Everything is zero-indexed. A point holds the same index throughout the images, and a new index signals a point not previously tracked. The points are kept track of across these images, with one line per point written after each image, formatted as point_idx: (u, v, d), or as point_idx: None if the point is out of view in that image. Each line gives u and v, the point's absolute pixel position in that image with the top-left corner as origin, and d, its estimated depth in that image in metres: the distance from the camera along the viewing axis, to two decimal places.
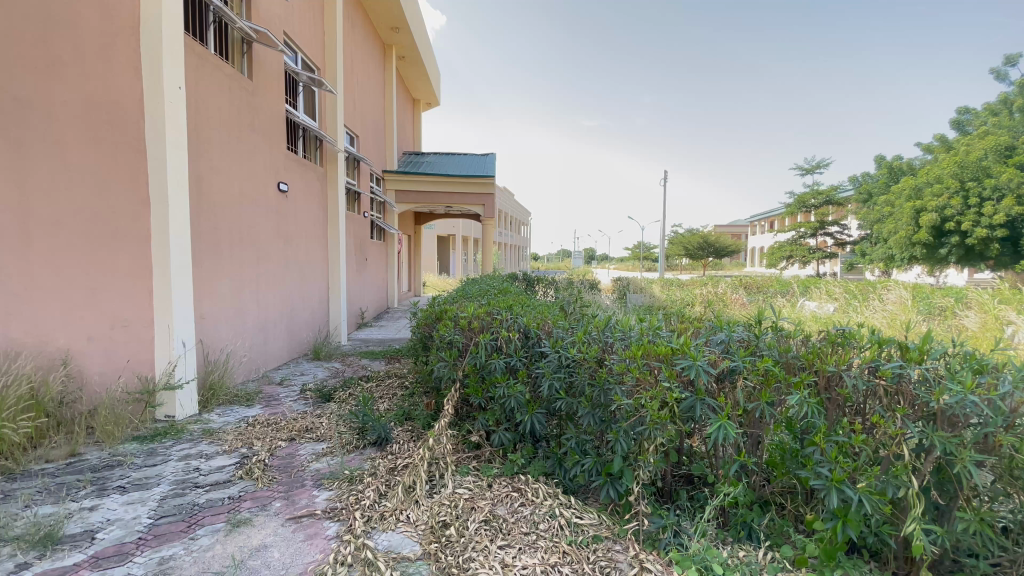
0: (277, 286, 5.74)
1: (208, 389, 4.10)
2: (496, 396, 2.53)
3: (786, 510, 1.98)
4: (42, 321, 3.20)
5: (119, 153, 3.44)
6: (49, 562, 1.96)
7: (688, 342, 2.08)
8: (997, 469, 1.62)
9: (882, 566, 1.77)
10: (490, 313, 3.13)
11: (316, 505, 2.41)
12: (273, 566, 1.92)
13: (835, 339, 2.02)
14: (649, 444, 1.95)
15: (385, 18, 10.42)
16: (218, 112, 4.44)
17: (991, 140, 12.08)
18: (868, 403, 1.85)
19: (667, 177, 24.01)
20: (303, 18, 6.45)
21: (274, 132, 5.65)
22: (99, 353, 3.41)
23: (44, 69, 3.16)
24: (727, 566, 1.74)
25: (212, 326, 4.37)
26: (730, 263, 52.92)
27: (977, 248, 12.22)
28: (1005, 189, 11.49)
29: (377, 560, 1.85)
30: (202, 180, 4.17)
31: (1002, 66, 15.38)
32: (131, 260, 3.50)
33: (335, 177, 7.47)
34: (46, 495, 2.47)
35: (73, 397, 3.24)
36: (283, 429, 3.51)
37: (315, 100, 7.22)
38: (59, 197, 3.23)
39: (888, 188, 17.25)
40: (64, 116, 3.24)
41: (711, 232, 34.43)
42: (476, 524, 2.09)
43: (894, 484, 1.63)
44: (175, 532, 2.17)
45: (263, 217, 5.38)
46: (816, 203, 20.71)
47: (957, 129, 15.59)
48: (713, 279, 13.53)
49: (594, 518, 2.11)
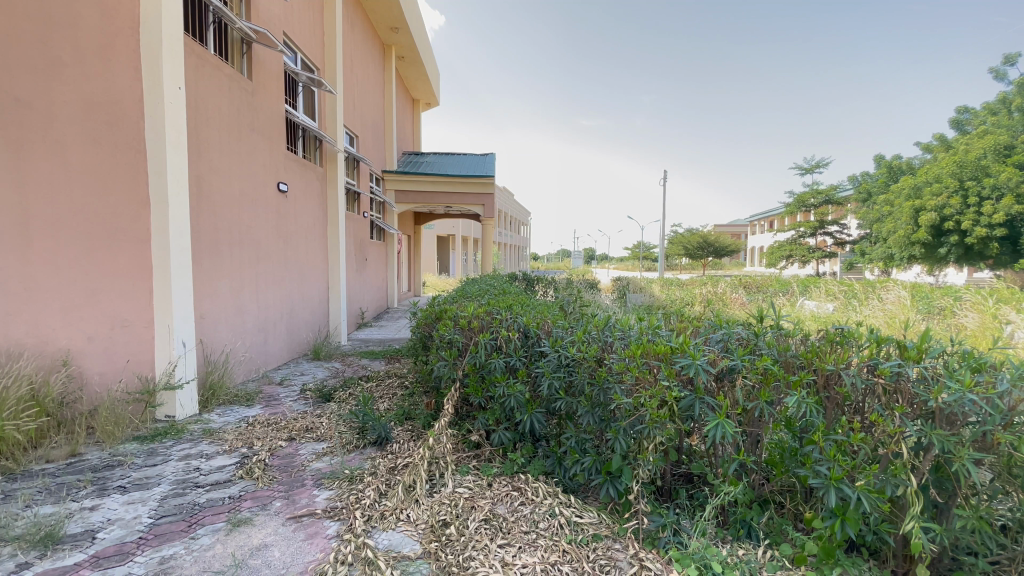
0: (277, 286, 5.74)
1: (208, 388, 4.10)
2: (496, 395, 2.53)
3: (786, 509, 1.99)
4: (42, 321, 3.21)
5: (120, 153, 3.45)
6: (50, 562, 1.96)
7: (687, 341, 2.09)
8: (995, 467, 1.63)
9: (881, 565, 1.77)
10: (490, 312, 3.14)
11: (316, 505, 2.41)
12: (274, 566, 1.92)
13: (835, 338, 2.03)
14: (649, 443, 1.95)
15: (385, 18, 10.43)
16: (218, 112, 4.44)
17: (990, 139, 12.08)
18: (867, 402, 1.86)
19: (667, 177, 23.09)
20: (302, 18, 6.45)
21: (274, 132, 5.65)
22: (99, 353, 3.42)
23: (44, 69, 3.16)
24: (727, 565, 1.73)
25: (212, 326, 4.38)
26: (731, 263, 52.79)
27: (976, 248, 12.22)
28: (1004, 188, 11.48)
29: (377, 560, 1.85)
30: (202, 180, 4.17)
31: (1001, 66, 15.37)
32: (131, 259, 3.50)
33: (334, 177, 7.47)
34: (47, 495, 2.48)
35: (73, 397, 3.26)
36: (283, 429, 3.51)
37: (314, 100, 7.23)
38: (59, 197, 3.24)
39: (888, 187, 17.25)
40: (65, 116, 3.25)
41: (710, 232, 34.42)
42: (476, 524, 2.09)
43: (892, 482, 1.63)
44: (175, 532, 2.18)
45: (263, 217, 5.38)
46: (816, 203, 20.73)
47: (956, 128, 15.58)
48: (714, 279, 13.51)
49: (594, 518, 2.12)
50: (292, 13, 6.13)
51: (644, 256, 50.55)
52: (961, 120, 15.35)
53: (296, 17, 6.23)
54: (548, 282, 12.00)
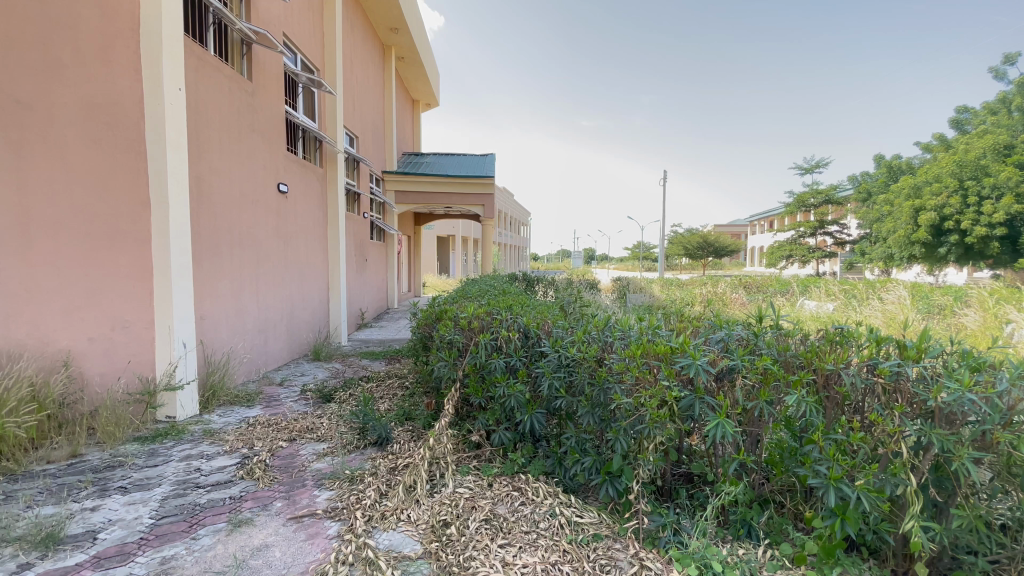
0: (277, 287, 5.73)
1: (208, 389, 4.10)
2: (496, 396, 2.54)
3: (785, 508, 1.99)
4: (43, 322, 3.24)
5: (120, 153, 3.43)
6: (52, 562, 1.96)
7: (687, 341, 2.09)
8: (995, 467, 1.63)
9: (881, 564, 1.77)
10: (490, 313, 3.14)
11: (316, 505, 2.42)
12: (274, 566, 1.92)
13: (834, 338, 2.04)
14: (649, 443, 1.95)
15: (384, 19, 10.44)
16: (218, 113, 4.44)
17: (989, 139, 12.07)
18: (867, 401, 1.87)
19: (666, 177, 23.98)
20: (303, 19, 6.46)
21: (275, 133, 5.66)
22: (100, 354, 3.43)
23: (44, 71, 3.20)
24: (727, 564, 1.74)
25: (212, 326, 4.38)
26: (731, 263, 52.82)
27: (977, 247, 12.22)
28: (1004, 187, 11.49)
29: (378, 559, 1.85)
30: (202, 181, 4.17)
31: (1001, 65, 15.38)
32: (132, 260, 3.48)
33: (334, 178, 7.48)
34: (48, 496, 2.48)
35: (74, 398, 3.27)
36: (284, 430, 3.52)
37: (314, 101, 7.24)
38: (60, 198, 3.26)
39: (888, 187, 17.24)
40: (65, 118, 3.27)
41: (710, 232, 34.41)
42: (476, 524, 2.09)
43: (892, 482, 1.64)
44: (176, 532, 2.18)
45: (264, 218, 5.39)
46: (816, 203, 20.72)
47: (956, 128, 15.59)
48: (714, 279, 13.50)
49: (594, 517, 2.13)
50: (292, 13, 6.14)
51: (644, 256, 50.56)
52: (961, 119, 15.35)
53: (296, 18, 6.24)
54: (548, 282, 12.02)
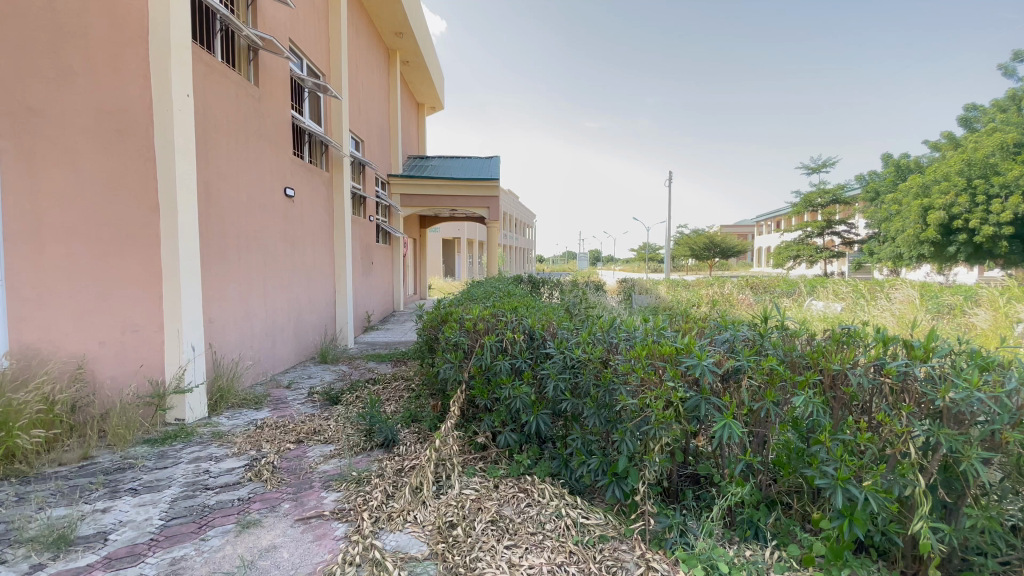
0: (284, 289, 5.76)
1: (217, 392, 4.15)
2: (501, 397, 2.58)
3: (792, 510, 1.97)
4: (55, 325, 3.28)
5: (130, 161, 3.48)
6: (64, 562, 1.99)
7: (693, 341, 2.10)
8: (1005, 467, 1.61)
9: (890, 566, 1.76)
10: (495, 314, 3.17)
11: (324, 506, 2.45)
12: (284, 566, 1.94)
13: (841, 338, 2.03)
14: (655, 444, 1.96)
15: (390, 23, 10.49)
16: (225, 118, 4.49)
17: (997, 137, 11.87)
18: (875, 402, 1.84)
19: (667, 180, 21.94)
20: (308, 25, 6.52)
21: (282, 137, 5.71)
22: (111, 357, 3.48)
23: (56, 79, 3.26)
24: (733, 565, 1.74)
25: (220, 329, 4.41)
26: (734, 262, 52.66)
27: (986, 246, 12.09)
28: (1013, 186, 11.34)
29: (385, 560, 1.87)
30: (208, 185, 4.21)
31: (1011, 61, 15.17)
32: (143, 265, 3.54)
33: (340, 183, 7.54)
34: (61, 497, 2.53)
35: (86, 401, 3.32)
36: (293, 431, 3.56)
37: (320, 105, 7.31)
38: (71, 204, 3.32)
39: (897, 185, 17.06)
40: (76, 125, 3.33)
41: (715, 232, 34.16)
42: (482, 525, 2.11)
43: (901, 483, 1.62)
44: (186, 533, 2.21)
45: (272, 223, 5.45)
46: (822, 203, 20.45)
47: (965, 127, 15.42)
48: (718, 279, 13.38)
49: (600, 518, 2.12)
50: (297, 19, 6.20)
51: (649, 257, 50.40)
52: (970, 118, 15.17)
53: (302, 24, 6.31)
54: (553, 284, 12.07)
